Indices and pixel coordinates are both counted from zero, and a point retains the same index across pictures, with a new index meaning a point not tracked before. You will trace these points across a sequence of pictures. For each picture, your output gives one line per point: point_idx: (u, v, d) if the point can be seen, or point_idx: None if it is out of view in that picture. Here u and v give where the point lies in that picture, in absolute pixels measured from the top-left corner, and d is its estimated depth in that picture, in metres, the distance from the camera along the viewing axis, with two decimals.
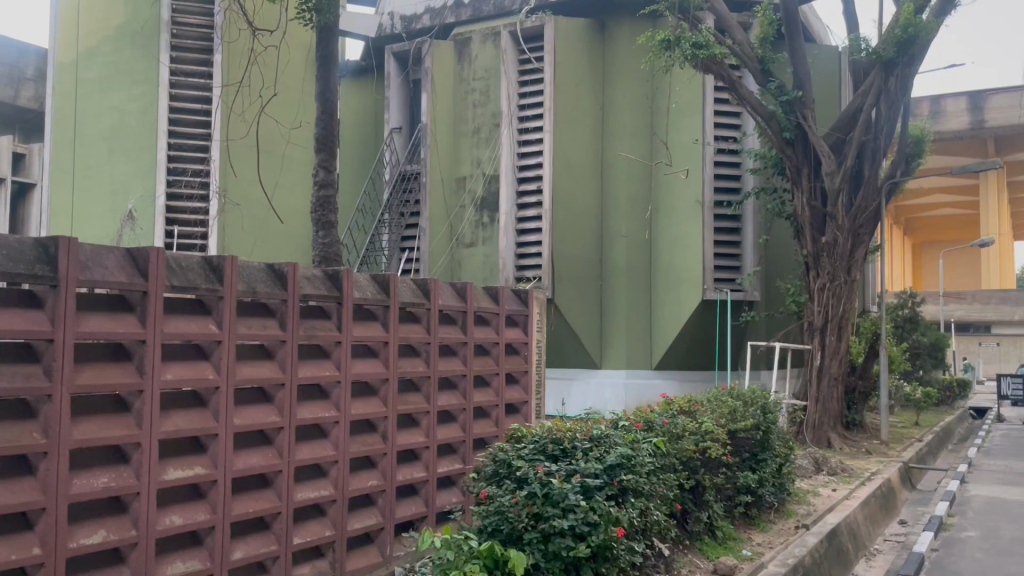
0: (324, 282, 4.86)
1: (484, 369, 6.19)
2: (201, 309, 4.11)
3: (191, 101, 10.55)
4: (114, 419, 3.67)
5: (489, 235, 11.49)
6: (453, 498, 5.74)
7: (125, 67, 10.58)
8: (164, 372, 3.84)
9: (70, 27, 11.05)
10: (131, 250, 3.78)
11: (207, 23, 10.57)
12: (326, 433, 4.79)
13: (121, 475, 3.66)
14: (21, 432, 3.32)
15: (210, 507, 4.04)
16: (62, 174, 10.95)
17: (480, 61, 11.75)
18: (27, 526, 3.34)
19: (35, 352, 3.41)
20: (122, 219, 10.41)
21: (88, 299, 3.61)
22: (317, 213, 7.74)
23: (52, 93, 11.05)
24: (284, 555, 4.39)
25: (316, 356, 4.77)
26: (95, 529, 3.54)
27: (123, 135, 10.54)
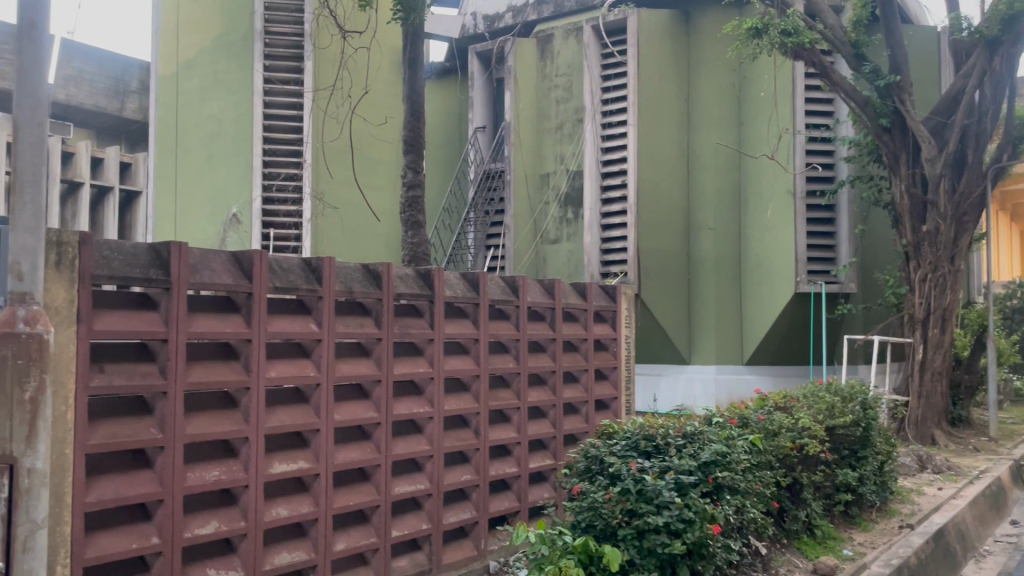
0: (416, 281, 4.96)
1: (573, 366, 6.20)
2: (301, 309, 4.26)
3: (284, 107, 10.91)
4: (222, 415, 3.84)
5: (574, 231, 11.45)
6: (545, 493, 5.78)
7: (221, 76, 11.01)
8: (269, 370, 4.00)
9: (170, 41, 11.59)
10: (236, 254, 3.96)
11: (298, 32, 10.90)
12: (421, 428, 4.90)
13: (231, 468, 3.83)
14: (140, 428, 3.51)
15: (313, 499, 4.19)
16: (166, 181, 11.49)
17: (563, 57, 11.72)
18: (146, 516, 3.53)
19: (150, 352, 3.60)
20: (225, 223, 10.85)
21: (198, 301, 3.79)
22: (406, 213, 7.88)
23: (156, 104, 11.62)
24: (384, 547, 4.52)
25: (409, 353, 4.89)
26: (208, 520, 3.72)
27: (221, 142, 10.98)
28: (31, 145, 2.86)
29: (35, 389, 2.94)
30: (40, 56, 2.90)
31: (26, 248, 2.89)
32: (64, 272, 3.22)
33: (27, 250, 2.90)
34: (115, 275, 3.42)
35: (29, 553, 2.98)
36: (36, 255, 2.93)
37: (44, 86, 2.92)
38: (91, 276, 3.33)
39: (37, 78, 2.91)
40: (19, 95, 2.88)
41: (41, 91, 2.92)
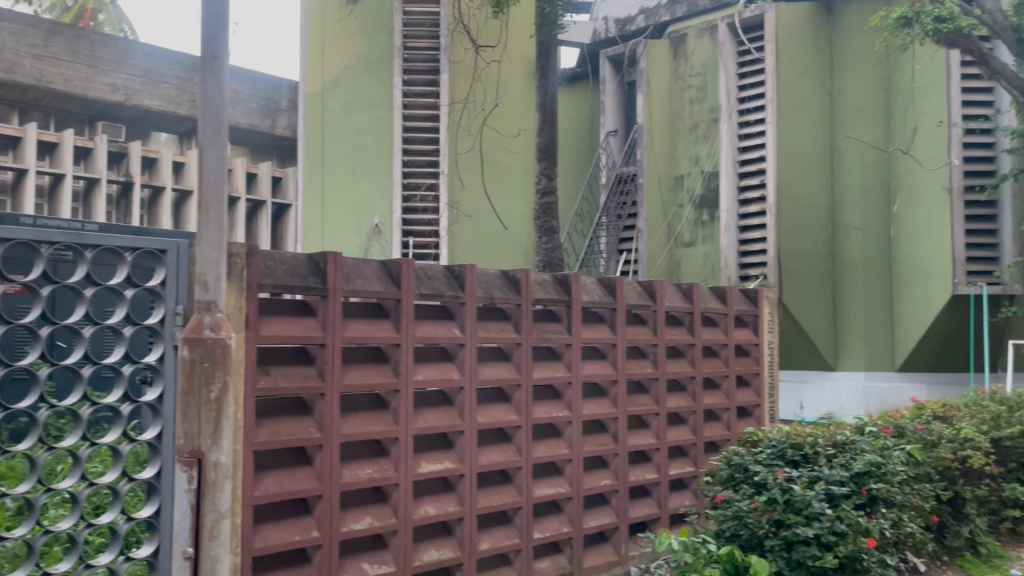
0: (553, 286, 5.02)
1: (713, 371, 6.10)
2: (445, 315, 4.41)
3: (421, 120, 11.27)
4: (375, 416, 4.03)
5: (709, 234, 11.18)
6: (686, 500, 5.70)
7: (363, 93, 11.53)
8: (416, 374, 4.17)
9: (316, 59, 12.18)
10: (385, 262, 4.16)
11: (434, 46, 11.24)
12: (560, 432, 4.95)
13: (383, 467, 4.01)
14: (301, 427, 3.74)
15: (459, 499, 4.32)
16: (312, 194, 12.14)
17: (697, 56, 11.49)
18: (307, 510, 3.75)
19: (310, 355, 3.83)
20: (368, 233, 11.33)
21: (352, 307, 4.01)
22: (540, 220, 7.96)
23: (304, 121, 12.28)
24: (526, 548, 4.60)
25: (548, 358, 4.96)
26: (362, 516, 3.91)
27: (363, 155, 11.49)
28: (215, 165, 3.29)
29: (220, 390, 3.35)
30: (222, 87, 3.32)
31: (210, 260, 3.32)
32: (235, 281, 3.48)
33: (212, 263, 3.34)
34: (277, 284, 3.67)
35: (215, 540, 3.33)
36: (219, 268, 3.36)
37: (223, 114, 3.34)
38: (257, 284, 3.59)
39: (217, 107, 3.34)
40: (204, 123, 3.32)
41: (220, 118, 3.36)
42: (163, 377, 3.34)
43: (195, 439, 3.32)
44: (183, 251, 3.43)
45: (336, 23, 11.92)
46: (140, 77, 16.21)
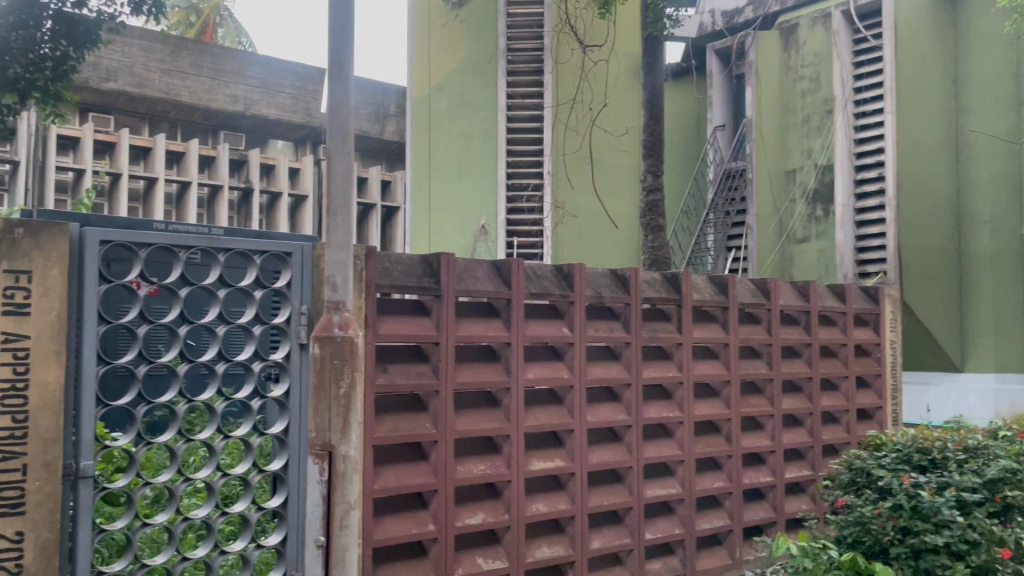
0: (663, 285, 4.97)
1: (831, 372, 5.90)
2: (554, 313, 4.44)
3: (526, 120, 11.33)
4: (487, 413, 4.10)
5: (823, 229, 10.79)
6: (803, 505, 5.54)
7: (469, 95, 11.71)
8: (527, 372, 4.21)
9: (423, 65, 12.48)
10: (495, 262, 4.21)
11: (538, 46, 11.29)
12: (671, 433, 4.90)
13: (496, 463, 4.08)
14: (416, 423, 3.84)
15: (570, 497, 4.34)
16: (420, 197, 12.44)
17: (810, 46, 11.10)
18: (423, 504, 3.85)
19: (424, 353, 3.93)
20: (475, 234, 11.50)
21: (464, 306, 4.09)
22: (645, 218, 7.87)
23: (411, 125, 12.59)
24: (638, 548, 4.57)
25: (657, 357, 4.91)
26: (476, 511, 3.99)
27: (469, 158, 11.69)
28: (341, 171, 3.14)
29: (349, 385, 3.38)
30: (346, 96, 3.18)
31: (339, 262, 3.24)
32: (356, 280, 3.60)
33: (340, 264, 3.26)
34: (394, 284, 3.77)
35: (344, 529, 3.37)
36: (347, 269, 3.27)
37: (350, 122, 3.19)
38: (375, 285, 3.70)
39: (344, 116, 3.19)
40: (331, 132, 3.18)
41: (346, 127, 3.20)
42: (289, 374, 3.51)
43: (325, 432, 3.36)
44: (307, 253, 3.57)
45: (442, 28, 12.16)
46: (258, 88, 17.21)
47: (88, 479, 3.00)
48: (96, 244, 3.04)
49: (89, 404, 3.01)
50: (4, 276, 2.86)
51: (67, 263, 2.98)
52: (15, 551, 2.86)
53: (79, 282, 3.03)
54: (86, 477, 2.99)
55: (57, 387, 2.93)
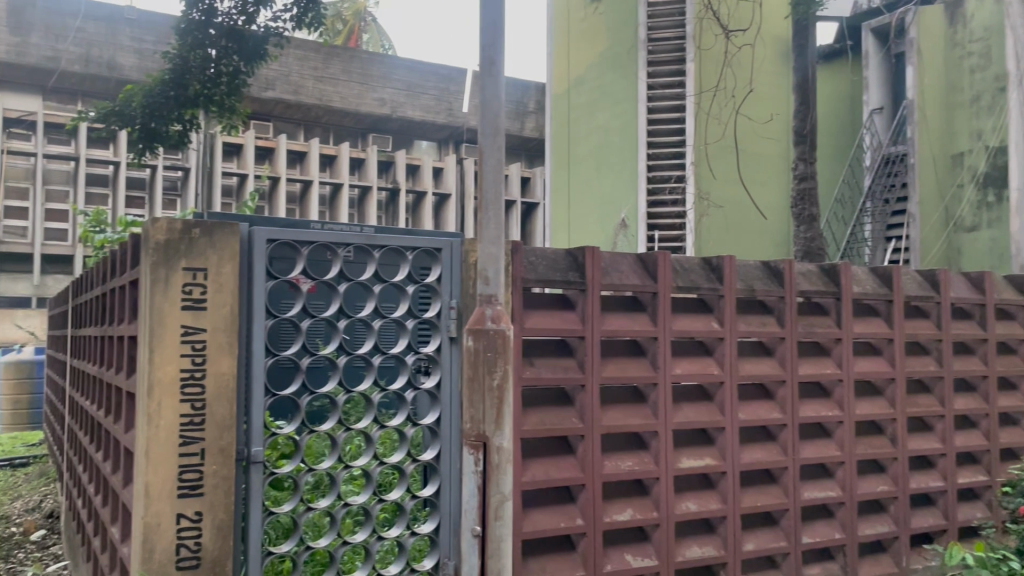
0: (821, 278, 4.73)
1: (1009, 370, 5.45)
2: (703, 308, 4.32)
3: (668, 111, 11.11)
4: (634, 409, 4.04)
5: (995, 217, 10.07)
6: (978, 513, 5.13)
7: (609, 88, 11.62)
8: (674, 367, 4.12)
9: (562, 60, 12.54)
10: (641, 256, 4.13)
11: (679, 34, 11.02)
12: (830, 432, 4.67)
13: (643, 460, 4.01)
14: (563, 417, 3.83)
15: (722, 497, 4.21)
16: (560, 192, 12.55)
17: (979, 19, 10.29)
18: (571, 498, 3.84)
19: (570, 347, 3.92)
20: (615, 228, 11.43)
21: (608, 300, 4.04)
22: (798, 208, 7.54)
23: (551, 120, 12.69)
24: (794, 552, 4.37)
25: (814, 353, 4.68)
26: (624, 507, 3.94)
27: (609, 151, 11.62)
28: (494, 169, 3.16)
29: (502, 376, 3.20)
30: (499, 90, 3.19)
31: (491, 256, 3.18)
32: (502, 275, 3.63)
33: (492, 258, 3.19)
34: (540, 278, 3.78)
35: (500, 520, 3.20)
36: (499, 263, 3.21)
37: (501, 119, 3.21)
38: (522, 279, 3.72)
39: (496, 114, 3.22)
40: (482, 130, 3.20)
41: (498, 122, 3.22)
42: (440, 368, 3.59)
43: (479, 423, 3.21)
44: (455, 248, 3.65)
45: (581, 22, 12.14)
46: (403, 93, 22.39)
47: (259, 464, 3.17)
48: (263, 243, 3.22)
49: (258, 393, 3.19)
50: (183, 274, 3.06)
51: (238, 261, 3.17)
52: (195, 529, 3.07)
53: (249, 279, 3.22)
54: (257, 462, 3.17)
55: (230, 376, 3.13)
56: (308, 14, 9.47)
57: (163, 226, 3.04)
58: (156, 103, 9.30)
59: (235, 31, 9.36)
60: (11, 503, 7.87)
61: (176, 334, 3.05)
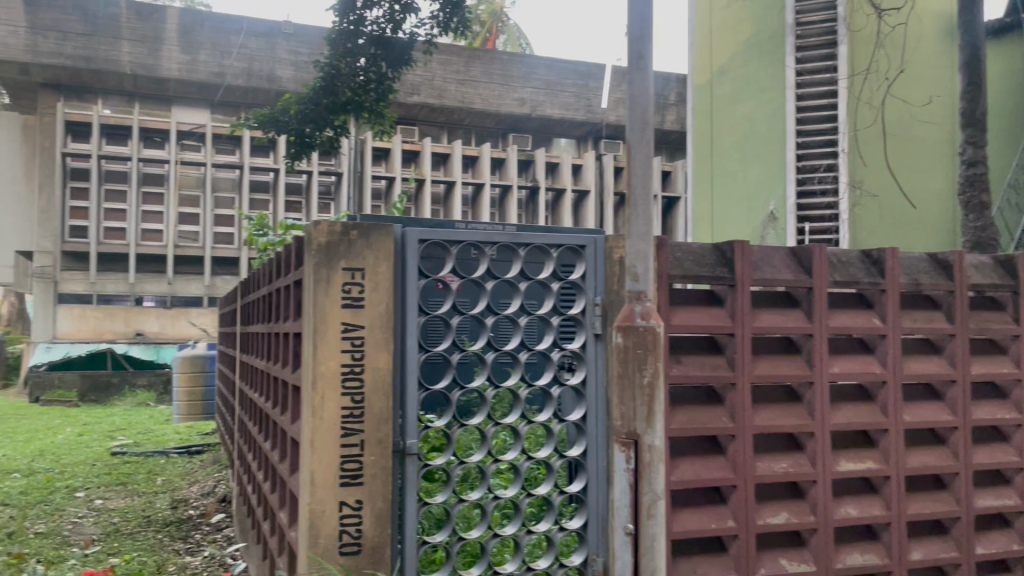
0: (995, 270, 4.36)
1: None
2: (862, 303, 4.10)
3: (818, 97, 10.67)
4: (788, 409, 3.89)
5: None
6: None
7: (754, 77, 11.26)
8: (832, 366, 3.93)
9: (704, 49, 12.19)
10: (795, 250, 3.97)
11: (830, 17, 10.50)
12: (1007, 437, 4.32)
13: (799, 462, 3.86)
14: (713, 416, 3.75)
15: (885, 503, 3.99)
16: (703, 187, 12.24)
17: None
18: (722, 499, 3.75)
19: (719, 345, 3.82)
20: (764, 220, 11.07)
21: (759, 297, 3.92)
22: (966, 195, 7.01)
23: (693, 113, 12.34)
24: (967, 563, 4.08)
25: (987, 351, 4.34)
26: (779, 510, 3.81)
27: (755, 142, 11.26)
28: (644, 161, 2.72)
29: (653, 374, 2.72)
30: (647, 89, 2.75)
31: (641, 252, 2.74)
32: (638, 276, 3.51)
33: (643, 254, 2.75)
34: (686, 274, 3.70)
35: (653, 519, 2.76)
36: (650, 259, 2.76)
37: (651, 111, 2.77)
38: (667, 275, 3.67)
39: (644, 108, 2.77)
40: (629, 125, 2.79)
41: (646, 116, 2.78)
42: (584, 364, 3.59)
43: (629, 421, 2.72)
44: (599, 245, 3.63)
45: (725, 11, 11.81)
46: (542, 91, 22.62)
47: (414, 455, 3.30)
48: (415, 243, 3.33)
49: (411, 388, 3.32)
50: (342, 274, 3.21)
51: (392, 261, 3.30)
52: (356, 516, 3.22)
53: (402, 278, 3.34)
54: (412, 454, 3.29)
55: (386, 372, 3.26)
56: (452, 21, 9.72)
57: (324, 228, 3.20)
58: (308, 111, 9.97)
59: (383, 40, 9.66)
60: (188, 488, 8.52)
61: (337, 331, 3.21)
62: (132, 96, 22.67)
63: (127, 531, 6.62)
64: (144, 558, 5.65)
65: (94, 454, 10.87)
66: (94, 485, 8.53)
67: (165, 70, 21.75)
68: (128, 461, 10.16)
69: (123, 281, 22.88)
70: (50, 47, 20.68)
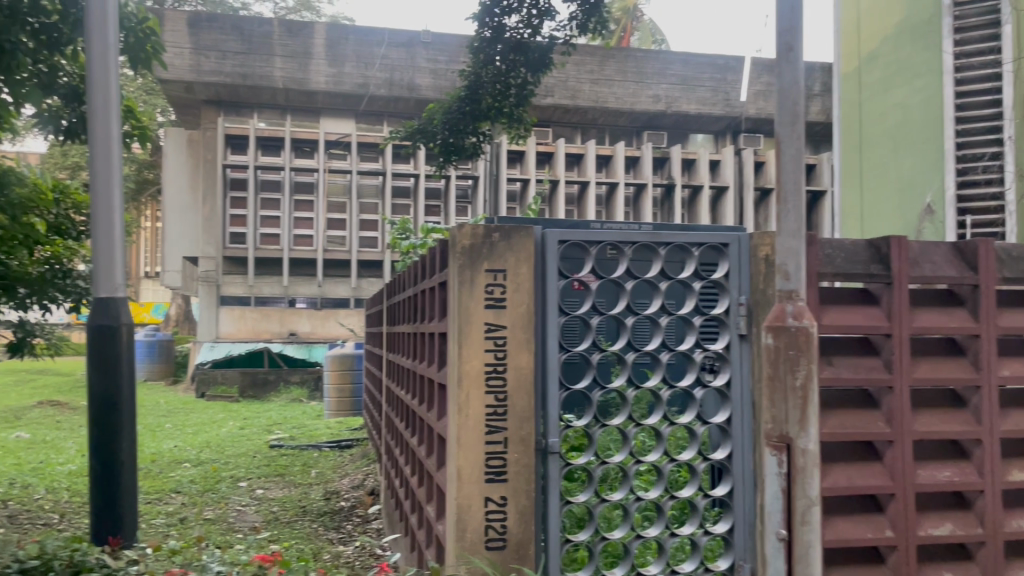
0: None
1: None
2: None
3: (981, 82, 9.87)
4: (952, 414, 3.66)
5: None
6: None
7: (907, 63, 10.64)
8: (1002, 369, 3.66)
9: (852, 36, 11.70)
10: (958, 244, 3.72)
11: None
12: None
13: (965, 471, 3.62)
14: (868, 421, 3.57)
15: None
16: (850, 180, 11.77)
17: None
18: (879, 508, 3.57)
19: (874, 346, 3.63)
20: (921, 214, 10.44)
21: (919, 294, 3.70)
22: None
23: (839, 102, 11.94)
24: None
25: None
26: (943, 521, 3.59)
27: (909, 131, 10.64)
28: (794, 157, 2.63)
29: (806, 376, 2.61)
30: (798, 83, 2.67)
31: (791, 251, 2.66)
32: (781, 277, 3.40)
33: (793, 251, 2.68)
34: (838, 272, 3.55)
35: (808, 526, 2.64)
36: (801, 257, 2.67)
37: (802, 105, 2.67)
38: (818, 273, 3.53)
39: (794, 101, 2.68)
40: (779, 117, 2.70)
41: (797, 111, 2.68)
42: (729, 365, 3.51)
43: (780, 424, 2.62)
44: (744, 243, 3.53)
45: None
46: (679, 85, 22.26)
47: (556, 454, 3.34)
48: (555, 244, 3.37)
49: (553, 388, 3.36)
50: (485, 275, 3.29)
51: (533, 262, 3.34)
52: (501, 512, 3.29)
53: (542, 278, 3.39)
54: (554, 452, 3.33)
55: (528, 371, 3.31)
56: (591, 22, 9.74)
57: (468, 231, 3.29)
58: (453, 119, 10.27)
59: (522, 44, 9.79)
60: (340, 480, 8.98)
61: (480, 331, 3.29)
62: (284, 110, 24.06)
63: (286, 520, 7.05)
64: (301, 546, 6.00)
65: (255, 446, 11.64)
66: (255, 476, 9.11)
67: (314, 83, 22.83)
68: (285, 454, 10.81)
69: (277, 284, 24.30)
70: (211, 65, 22.19)
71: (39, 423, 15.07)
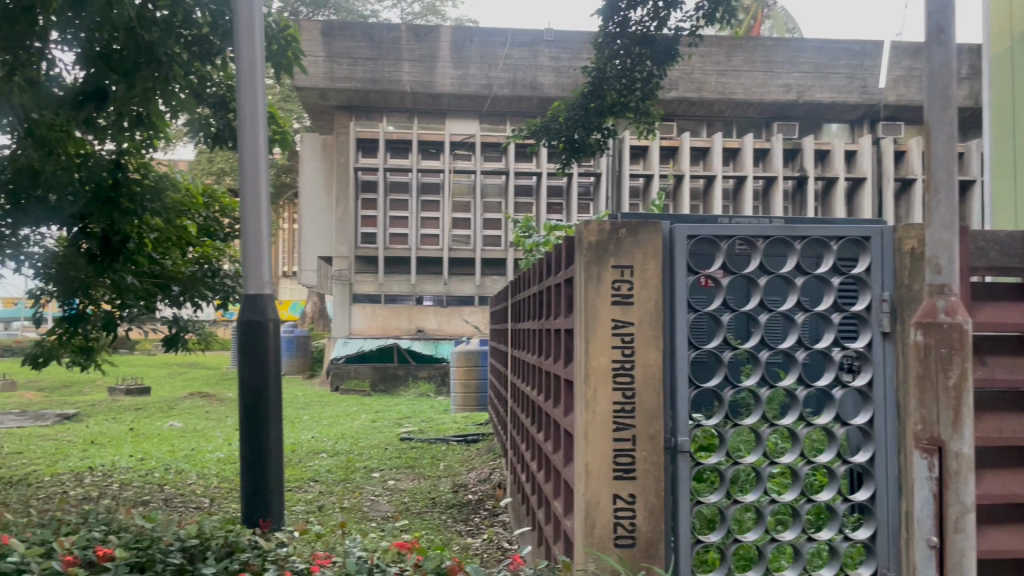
0: None
1: None
2: None
3: None
4: None
5: None
6: None
7: None
8: None
9: (1003, 15, 10.93)
10: None
11: None
12: None
13: None
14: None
15: None
16: (1002, 169, 11.02)
17: None
18: None
19: None
20: None
21: None
22: None
23: (989, 85, 11.23)
24: None
25: None
26: None
27: None
28: (945, 144, 2.50)
29: (960, 375, 2.46)
30: (950, 66, 2.53)
31: (943, 243, 2.52)
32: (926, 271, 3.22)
33: (945, 243, 2.54)
34: (992, 266, 3.33)
35: (962, 533, 2.47)
36: (954, 248, 2.53)
37: (954, 89, 2.53)
38: (970, 268, 3.32)
39: (946, 84, 2.54)
40: (928, 103, 2.57)
41: (949, 95, 2.54)
42: (871, 364, 3.35)
43: (931, 426, 2.47)
44: (886, 236, 3.36)
45: None
46: (812, 73, 21.41)
47: (686, 453, 3.29)
48: (683, 239, 3.32)
49: (682, 386, 3.31)
50: (612, 271, 3.27)
51: (661, 258, 3.30)
52: (630, 510, 3.27)
53: (671, 274, 3.34)
54: (684, 451, 3.29)
55: (657, 368, 3.27)
56: (718, 11, 9.50)
57: (594, 227, 3.27)
58: (577, 116, 10.26)
59: (647, 38, 9.69)
60: (466, 473, 9.16)
61: (608, 327, 3.28)
62: (412, 113, 24.75)
63: (416, 511, 7.26)
64: (431, 536, 6.17)
65: (387, 438, 12.05)
66: (387, 467, 9.42)
67: (440, 85, 23.37)
68: (415, 446, 11.13)
69: (406, 282, 25.05)
70: (344, 72, 23.06)
71: (191, 413, 16.13)
